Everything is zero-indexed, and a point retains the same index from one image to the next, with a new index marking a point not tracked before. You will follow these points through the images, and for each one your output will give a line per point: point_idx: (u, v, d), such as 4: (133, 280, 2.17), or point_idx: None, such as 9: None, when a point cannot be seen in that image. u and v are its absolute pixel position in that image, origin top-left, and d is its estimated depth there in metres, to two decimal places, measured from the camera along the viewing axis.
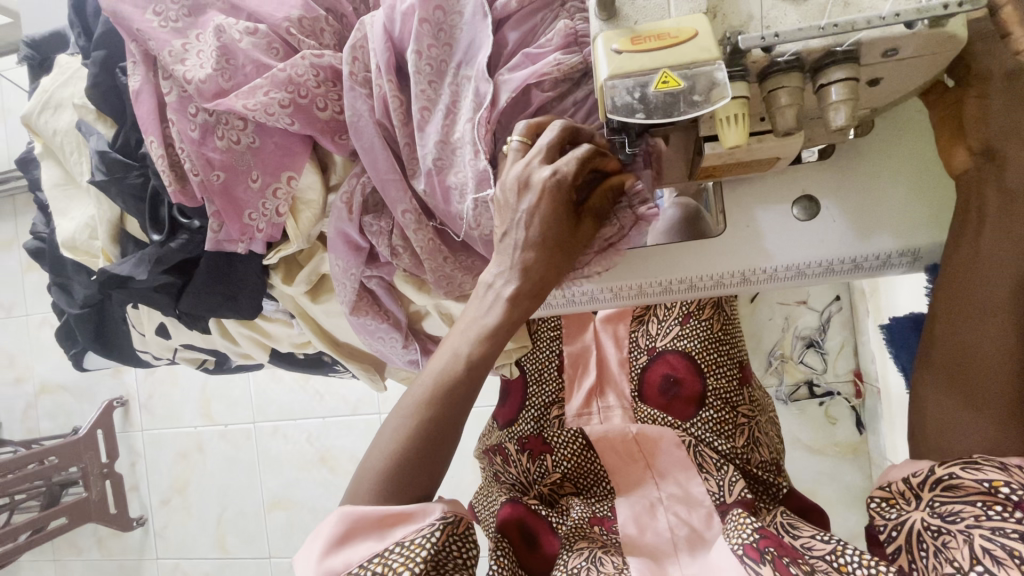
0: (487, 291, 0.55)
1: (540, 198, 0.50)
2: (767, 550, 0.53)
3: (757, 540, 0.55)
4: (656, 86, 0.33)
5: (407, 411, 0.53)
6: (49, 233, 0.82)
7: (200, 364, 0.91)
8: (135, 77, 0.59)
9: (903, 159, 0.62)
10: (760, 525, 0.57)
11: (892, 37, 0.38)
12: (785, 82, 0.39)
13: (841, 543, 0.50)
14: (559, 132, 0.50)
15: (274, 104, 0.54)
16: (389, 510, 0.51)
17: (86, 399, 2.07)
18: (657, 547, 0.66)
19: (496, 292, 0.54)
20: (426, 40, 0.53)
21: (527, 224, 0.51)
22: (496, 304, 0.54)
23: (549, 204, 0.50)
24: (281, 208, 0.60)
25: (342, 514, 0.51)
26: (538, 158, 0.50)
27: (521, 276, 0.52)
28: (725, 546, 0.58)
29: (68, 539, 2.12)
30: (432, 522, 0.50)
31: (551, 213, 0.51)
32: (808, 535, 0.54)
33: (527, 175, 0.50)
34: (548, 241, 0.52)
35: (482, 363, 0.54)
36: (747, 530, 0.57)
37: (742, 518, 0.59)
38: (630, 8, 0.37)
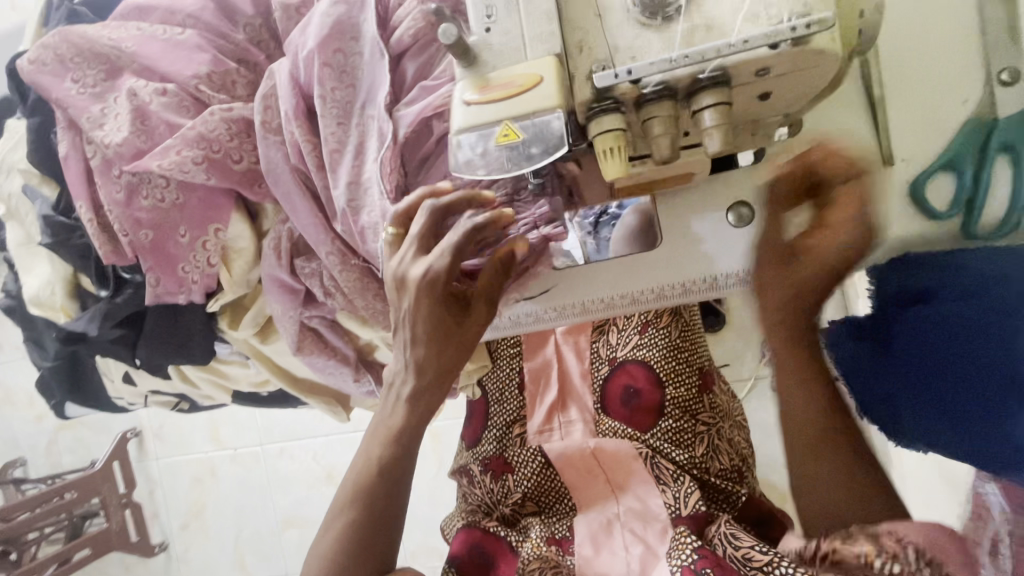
0: (391, 392, 0.58)
1: (416, 296, 0.52)
2: (704, 571, 0.59)
3: (696, 561, 0.60)
4: (496, 139, 0.34)
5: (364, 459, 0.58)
6: (18, 292, 0.85)
7: (174, 406, 0.93)
8: (62, 143, 0.60)
9: (843, 150, 0.56)
10: (699, 545, 0.62)
11: (758, 59, 0.36)
12: (657, 112, 0.38)
13: (776, 557, 0.56)
14: (428, 217, 0.50)
15: (188, 162, 0.55)
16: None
17: (103, 432, 2.15)
18: (611, 568, 0.68)
19: (397, 394, 0.57)
20: (328, 85, 0.53)
21: (412, 326, 0.53)
22: (399, 404, 0.57)
23: (427, 303, 0.52)
24: (212, 259, 0.61)
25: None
26: (411, 249, 0.52)
27: (417, 373, 0.55)
28: (667, 565, 0.63)
29: (97, 568, 2.20)
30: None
31: (424, 311, 0.52)
32: (748, 544, 0.60)
33: (403, 269, 0.52)
34: (434, 333, 0.53)
35: (408, 432, 0.57)
36: (687, 551, 0.62)
37: (683, 536, 0.64)
38: (488, 54, 0.37)
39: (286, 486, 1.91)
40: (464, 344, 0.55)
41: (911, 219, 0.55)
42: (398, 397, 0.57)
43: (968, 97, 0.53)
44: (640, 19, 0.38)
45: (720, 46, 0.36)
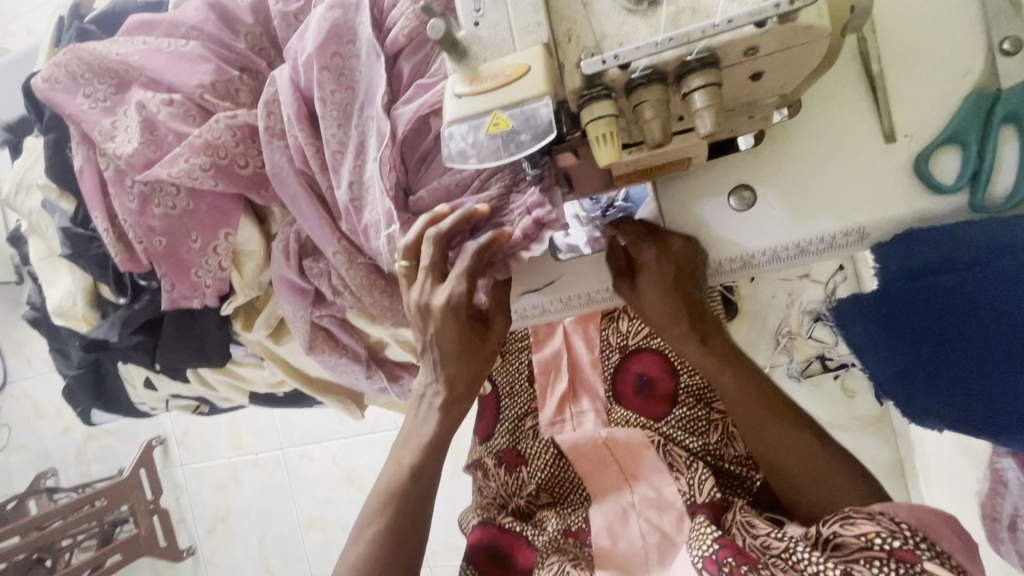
0: (421, 402, 0.62)
1: (439, 324, 0.54)
2: (726, 561, 0.55)
3: (717, 551, 0.56)
4: (486, 129, 0.35)
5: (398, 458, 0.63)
6: (42, 303, 0.88)
7: (195, 409, 0.96)
8: (78, 157, 0.62)
9: (842, 130, 0.57)
10: (721, 534, 0.58)
11: (744, 38, 0.36)
12: (647, 95, 0.39)
13: (794, 542, 0.54)
14: (433, 247, 0.52)
15: (196, 169, 0.57)
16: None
17: (129, 440, 2.20)
18: (626, 560, 0.67)
19: (429, 402, 0.61)
20: (328, 87, 0.55)
21: (437, 346, 0.56)
22: (431, 415, 0.61)
23: (451, 329, 0.54)
24: (223, 263, 0.63)
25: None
26: (429, 279, 0.54)
27: (447, 387, 0.59)
28: (688, 556, 0.59)
29: (129, 573, 2.25)
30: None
31: (450, 335, 0.55)
32: (766, 533, 0.58)
33: (425, 299, 0.54)
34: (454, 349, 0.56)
35: (440, 441, 0.61)
36: (708, 540, 0.58)
37: (704, 526, 0.60)
38: (478, 47, 0.38)
39: (307, 488, 1.94)
40: (489, 354, 0.57)
41: (912, 197, 0.55)
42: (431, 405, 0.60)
43: (967, 70, 0.53)
44: (626, 6, 0.38)
45: (704, 28, 0.36)
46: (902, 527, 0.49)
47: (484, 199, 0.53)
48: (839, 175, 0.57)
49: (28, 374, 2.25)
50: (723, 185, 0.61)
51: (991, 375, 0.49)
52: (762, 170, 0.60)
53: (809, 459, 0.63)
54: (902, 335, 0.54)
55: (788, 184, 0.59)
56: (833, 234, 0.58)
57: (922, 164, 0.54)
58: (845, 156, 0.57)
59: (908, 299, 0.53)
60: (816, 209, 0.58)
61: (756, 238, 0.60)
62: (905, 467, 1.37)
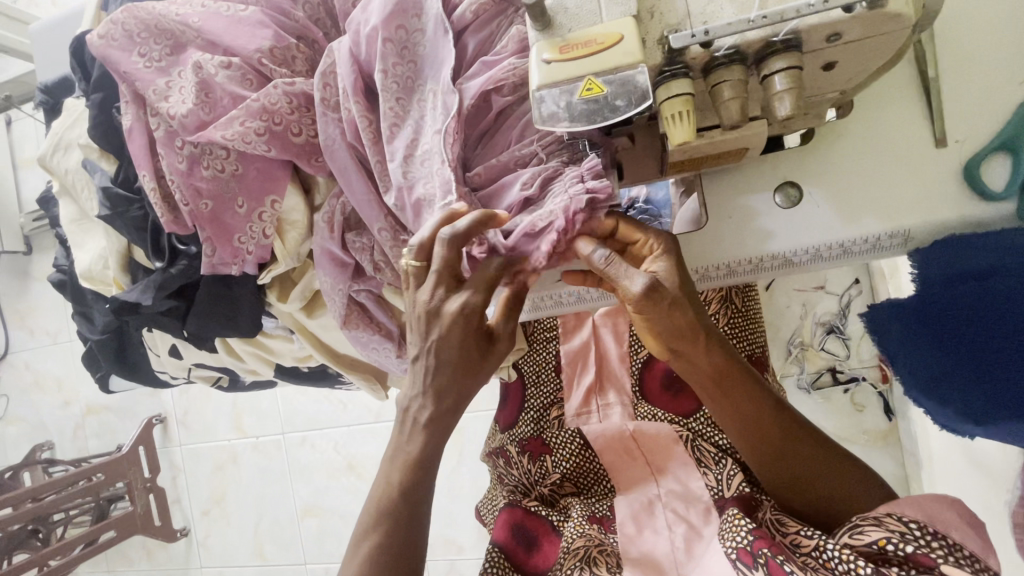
0: (405, 418, 0.58)
1: (447, 329, 0.52)
2: (760, 553, 0.55)
3: (752, 542, 0.56)
4: (580, 93, 0.36)
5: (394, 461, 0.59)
6: (69, 265, 0.87)
7: (215, 382, 0.95)
8: (127, 115, 0.62)
9: (892, 133, 0.57)
10: (754, 527, 0.58)
11: (831, 22, 0.36)
12: (728, 76, 0.39)
13: (823, 539, 0.54)
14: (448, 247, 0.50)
15: (251, 133, 0.57)
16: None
17: (128, 417, 2.18)
18: (651, 547, 0.68)
19: (413, 418, 0.57)
20: (390, 59, 0.55)
21: (436, 355, 0.54)
22: (414, 430, 0.57)
23: (457, 335, 0.53)
24: (267, 230, 0.63)
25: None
26: (438, 286, 0.53)
27: (435, 401, 0.56)
28: (722, 549, 0.60)
29: (120, 551, 2.23)
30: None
31: (455, 342, 0.53)
32: (795, 530, 0.58)
33: (435, 304, 0.53)
34: (453, 366, 0.54)
35: (430, 455, 0.57)
36: (742, 532, 0.58)
37: (738, 518, 0.61)
38: (563, 17, 0.38)
39: (307, 474, 1.93)
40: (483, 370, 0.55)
41: (962, 202, 0.55)
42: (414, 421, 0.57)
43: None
44: None
45: (799, 7, 0.36)
46: (912, 528, 0.49)
47: (542, 170, 0.52)
48: (887, 177, 0.57)
49: (31, 345, 2.23)
50: (769, 181, 0.61)
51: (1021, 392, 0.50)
52: (808, 169, 0.60)
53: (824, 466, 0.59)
54: (945, 342, 0.53)
55: (838, 184, 0.59)
56: (878, 236, 0.58)
57: (974, 169, 0.54)
58: (896, 159, 0.57)
59: (948, 304, 0.53)
60: (860, 210, 0.58)
61: (804, 236, 0.60)
62: (912, 484, 1.36)
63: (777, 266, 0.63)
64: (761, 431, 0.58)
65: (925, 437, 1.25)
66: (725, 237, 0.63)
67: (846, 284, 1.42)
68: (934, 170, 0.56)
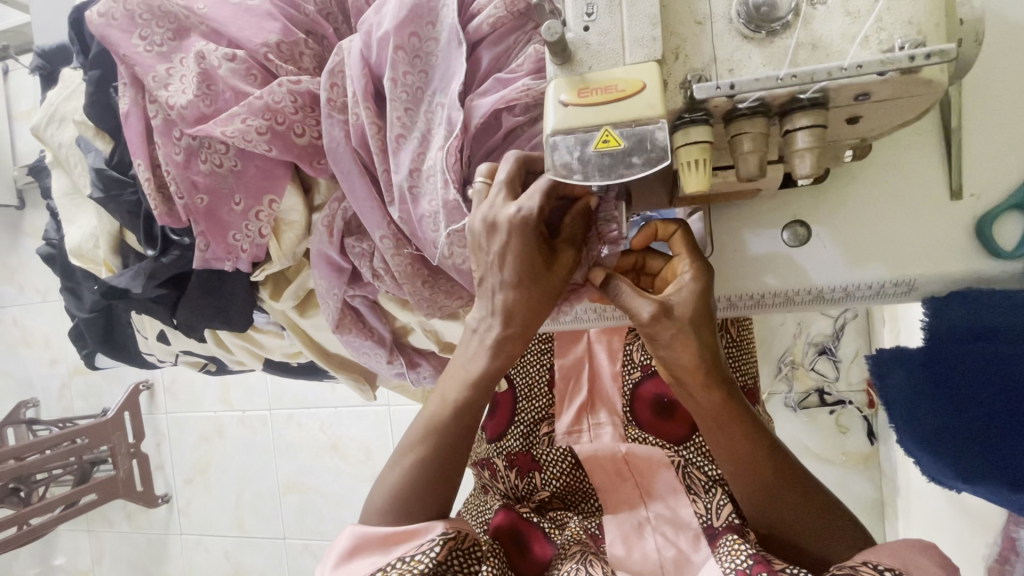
0: (470, 338, 0.54)
1: (509, 234, 0.48)
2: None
3: (750, 566, 0.59)
4: (595, 145, 0.34)
5: (404, 449, 0.57)
6: (59, 240, 0.85)
7: (202, 367, 0.94)
8: (124, 99, 0.60)
9: (905, 182, 0.56)
10: (754, 551, 0.60)
11: (862, 84, 0.35)
12: (748, 128, 0.38)
13: None
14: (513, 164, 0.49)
15: (252, 131, 0.55)
16: (392, 531, 0.54)
17: (115, 381, 2.17)
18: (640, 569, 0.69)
19: (479, 339, 0.53)
20: (401, 68, 0.53)
21: (500, 269, 0.49)
22: (479, 351, 0.54)
23: (519, 239, 0.48)
24: (264, 229, 0.61)
25: (352, 531, 0.56)
26: (502, 196, 0.48)
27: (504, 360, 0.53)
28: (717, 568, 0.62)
29: (101, 512, 2.24)
30: (432, 538, 0.54)
31: (519, 246, 0.48)
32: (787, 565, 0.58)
33: (494, 215, 0.48)
34: (523, 282, 0.49)
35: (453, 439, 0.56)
36: (741, 556, 0.61)
37: (736, 543, 0.63)
38: (585, 52, 0.36)
39: (291, 452, 1.94)
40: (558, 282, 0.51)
41: (970, 258, 0.55)
42: (438, 404, 0.56)
43: None
44: (743, 32, 0.37)
45: (831, 69, 0.34)
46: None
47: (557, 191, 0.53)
48: (896, 227, 0.56)
49: (20, 302, 2.20)
50: (779, 218, 0.60)
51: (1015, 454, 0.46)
52: (820, 209, 0.58)
53: (809, 513, 0.59)
54: (949, 400, 0.50)
55: (846, 230, 0.58)
56: (879, 283, 0.58)
57: (987, 227, 0.53)
58: (908, 209, 0.56)
59: (956, 360, 0.50)
60: (867, 256, 0.57)
61: (807, 277, 0.59)
62: (886, 508, 1.39)
63: (778, 303, 0.63)
64: (754, 469, 0.58)
65: (904, 465, 1.27)
66: (728, 273, 0.62)
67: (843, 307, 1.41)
68: (943, 222, 0.55)
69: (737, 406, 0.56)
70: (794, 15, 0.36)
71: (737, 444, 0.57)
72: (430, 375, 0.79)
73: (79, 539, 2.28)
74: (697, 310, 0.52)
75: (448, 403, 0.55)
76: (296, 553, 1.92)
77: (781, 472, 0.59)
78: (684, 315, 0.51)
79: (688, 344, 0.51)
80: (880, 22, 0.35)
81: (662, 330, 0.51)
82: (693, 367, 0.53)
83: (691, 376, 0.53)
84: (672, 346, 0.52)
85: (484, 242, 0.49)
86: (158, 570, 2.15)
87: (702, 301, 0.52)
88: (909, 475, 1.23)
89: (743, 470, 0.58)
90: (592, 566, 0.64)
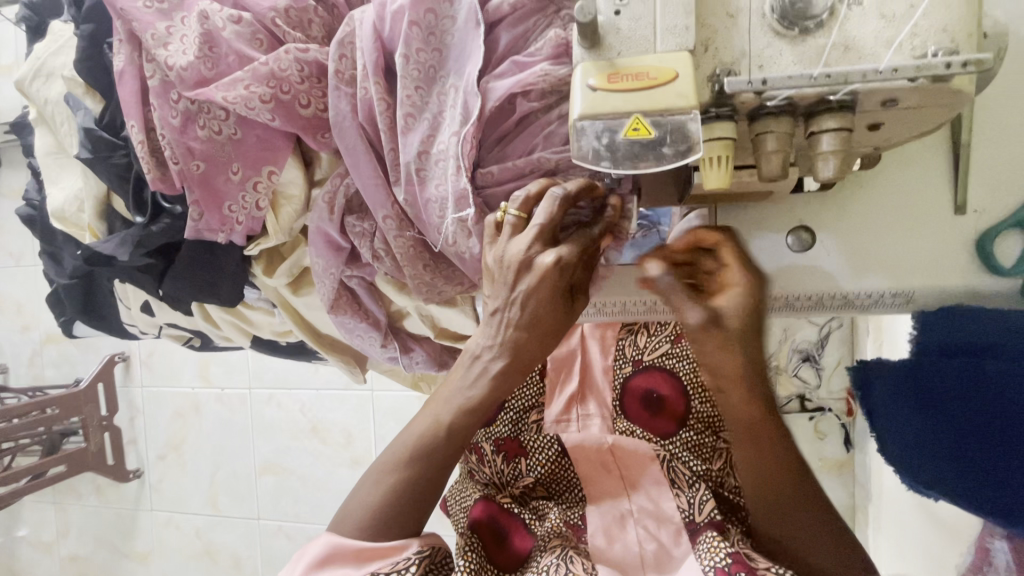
0: (474, 363, 0.53)
1: (540, 280, 0.46)
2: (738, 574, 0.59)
3: (729, 564, 0.61)
4: (625, 133, 0.33)
5: (388, 464, 0.55)
6: (40, 201, 0.81)
7: (186, 342, 0.92)
8: (120, 56, 0.57)
9: (911, 195, 0.56)
10: (733, 549, 0.62)
11: (891, 89, 0.35)
12: (773, 127, 0.37)
13: None
14: (558, 205, 0.46)
15: (255, 99, 0.53)
16: (371, 544, 0.53)
17: (88, 351, 2.11)
18: (622, 561, 0.70)
19: (483, 367, 0.52)
20: (415, 44, 0.51)
21: (521, 307, 0.48)
22: (479, 378, 0.52)
23: (548, 289, 0.47)
24: (261, 202, 0.59)
25: (327, 540, 0.54)
26: (537, 241, 0.47)
27: (510, 355, 0.50)
28: (696, 565, 0.64)
29: (68, 484, 2.19)
30: (409, 557, 0.53)
31: (544, 294, 0.47)
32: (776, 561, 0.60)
33: (529, 257, 0.47)
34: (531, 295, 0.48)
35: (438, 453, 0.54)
36: (720, 553, 0.63)
37: (716, 542, 0.64)
38: (614, 38, 0.35)
39: (270, 432, 1.91)
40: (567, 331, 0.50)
41: (967, 273, 0.55)
42: (437, 419, 0.54)
43: None
44: (775, 27, 0.36)
45: (866, 72, 0.34)
46: None
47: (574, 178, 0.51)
48: (899, 236, 0.57)
49: None
50: (783, 222, 0.59)
51: (1003, 468, 0.47)
52: (824, 216, 0.58)
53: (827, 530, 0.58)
54: (930, 410, 0.51)
55: (849, 237, 0.58)
56: (880, 293, 0.57)
57: (987, 244, 0.54)
58: (910, 220, 0.56)
59: (933, 375, 0.50)
60: (870, 265, 0.57)
61: (808, 283, 0.58)
62: (857, 513, 1.42)
63: (777, 309, 0.62)
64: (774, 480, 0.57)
65: (879, 473, 1.29)
66: None
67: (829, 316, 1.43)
68: (946, 237, 0.55)
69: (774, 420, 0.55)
70: (829, 13, 0.35)
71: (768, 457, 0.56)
72: (423, 361, 0.79)
73: (44, 511, 2.22)
74: (742, 323, 0.49)
75: (442, 425, 0.54)
76: (270, 534, 1.90)
77: (801, 486, 0.57)
78: (734, 326, 0.50)
79: (733, 355, 0.50)
80: (916, 29, 0.34)
81: (708, 338, 0.51)
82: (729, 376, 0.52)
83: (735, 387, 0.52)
84: (716, 356, 0.51)
85: (511, 277, 0.48)
86: (126, 546, 2.11)
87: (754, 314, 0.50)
88: (882, 483, 1.26)
89: (765, 483, 0.57)
90: (572, 564, 0.64)
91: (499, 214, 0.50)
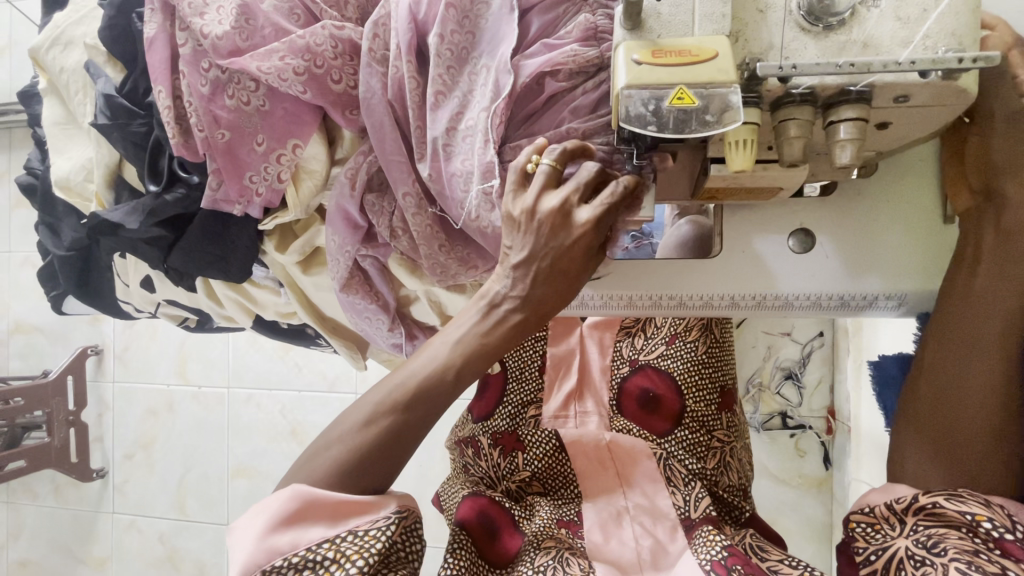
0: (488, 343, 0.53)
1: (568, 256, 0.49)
2: (733, 566, 0.60)
3: (726, 557, 0.62)
4: (671, 101, 0.36)
5: (377, 405, 0.52)
6: (43, 170, 0.80)
7: (181, 323, 0.99)
8: (152, 23, 0.58)
9: (902, 202, 0.58)
10: (729, 544, 0.64)
11: (905, 84, 0.38)
12: (796, 114, 0.40)
13: (807, 569, 0.57)
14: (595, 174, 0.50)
15: (289, 70, 0.54)
16: (346, 499, 0.49)
17: (59, 343, 2.02)
18: (618, 555, 0.70)
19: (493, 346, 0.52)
20: (450, 25, 0.53)
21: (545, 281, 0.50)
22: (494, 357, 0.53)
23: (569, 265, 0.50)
24: (282, 174, 0.60)
25: (296, 493, 0.49)
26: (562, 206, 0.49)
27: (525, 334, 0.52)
28: (694, 559, 0.65)
29: (25, 483, 2.07)
30: (387, 515, 0.50)
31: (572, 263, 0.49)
32: (775, 559, 0.61)
33: (567, 211, 0.49)
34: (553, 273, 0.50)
35: (437, 398, 0.52)
36: (716, 547, 0.64)
37: (712, 535, 0.66)
38: (655, 22, 0.38)
39: (246, 433, 1.85)
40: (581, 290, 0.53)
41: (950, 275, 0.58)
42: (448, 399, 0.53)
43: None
44: (802, 23, 0.39)
45: (887, 62, 0.37)
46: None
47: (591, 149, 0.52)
48: (895, 241, 0.58)
49: None
50: (786, 224, 0.60)
51: None
52: (825, 219, 0.59)
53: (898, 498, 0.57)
54: None
55: (848, 240, 0.58)
56: (876, 295, 0.59)
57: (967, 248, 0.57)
58: (903, 227, 0.58)
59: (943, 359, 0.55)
60: (867, 268, 0.58)
61: (809, 283, 0.59)
62: (835, 531, 1.44)
63: (778, 308, 0.62)
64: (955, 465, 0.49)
65: (857, 490, 1.32)
66: (734, 273, 0.60)
67: (811, 335, 1.48)
68: (936, 240, 0.57)
69: (929, 349, 0.53)
70: (851, 13, 0.38)
71: (913, 402, 0.53)
72: None
73: None
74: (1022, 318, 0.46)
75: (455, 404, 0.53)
76: None
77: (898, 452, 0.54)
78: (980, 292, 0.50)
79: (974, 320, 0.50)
80: (928, 33, 0.37)
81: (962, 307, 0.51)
82: (946, 321, 0.52)
83: (940, 330, 0.52)
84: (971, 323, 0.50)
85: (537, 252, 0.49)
86: (82, 551, 2.00)
87: (1014, 262, 0.48)
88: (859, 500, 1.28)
89: (922, 422, 0.52)
90: (569, 566, 0.63)
91: (530, 162, 0.51)
